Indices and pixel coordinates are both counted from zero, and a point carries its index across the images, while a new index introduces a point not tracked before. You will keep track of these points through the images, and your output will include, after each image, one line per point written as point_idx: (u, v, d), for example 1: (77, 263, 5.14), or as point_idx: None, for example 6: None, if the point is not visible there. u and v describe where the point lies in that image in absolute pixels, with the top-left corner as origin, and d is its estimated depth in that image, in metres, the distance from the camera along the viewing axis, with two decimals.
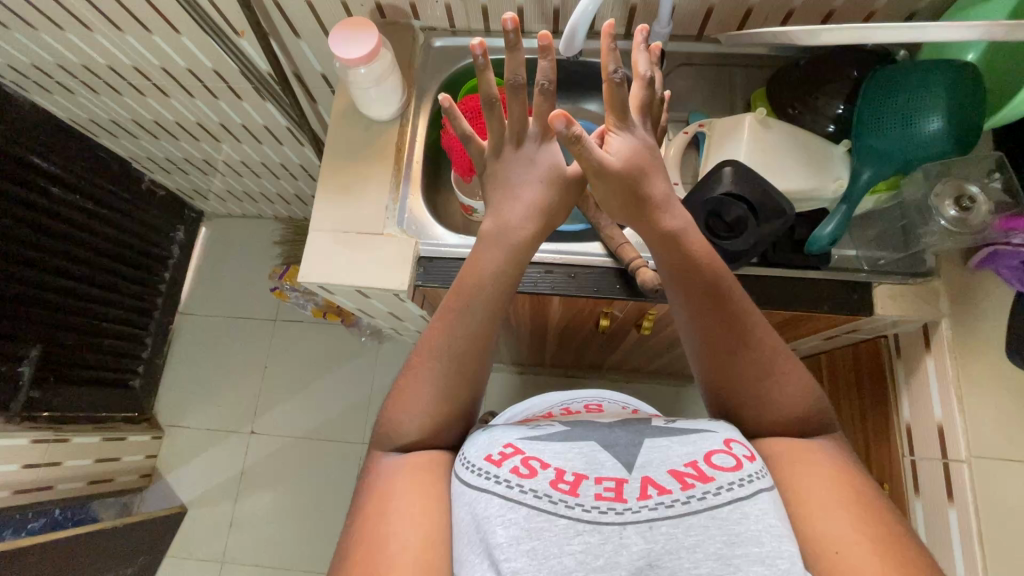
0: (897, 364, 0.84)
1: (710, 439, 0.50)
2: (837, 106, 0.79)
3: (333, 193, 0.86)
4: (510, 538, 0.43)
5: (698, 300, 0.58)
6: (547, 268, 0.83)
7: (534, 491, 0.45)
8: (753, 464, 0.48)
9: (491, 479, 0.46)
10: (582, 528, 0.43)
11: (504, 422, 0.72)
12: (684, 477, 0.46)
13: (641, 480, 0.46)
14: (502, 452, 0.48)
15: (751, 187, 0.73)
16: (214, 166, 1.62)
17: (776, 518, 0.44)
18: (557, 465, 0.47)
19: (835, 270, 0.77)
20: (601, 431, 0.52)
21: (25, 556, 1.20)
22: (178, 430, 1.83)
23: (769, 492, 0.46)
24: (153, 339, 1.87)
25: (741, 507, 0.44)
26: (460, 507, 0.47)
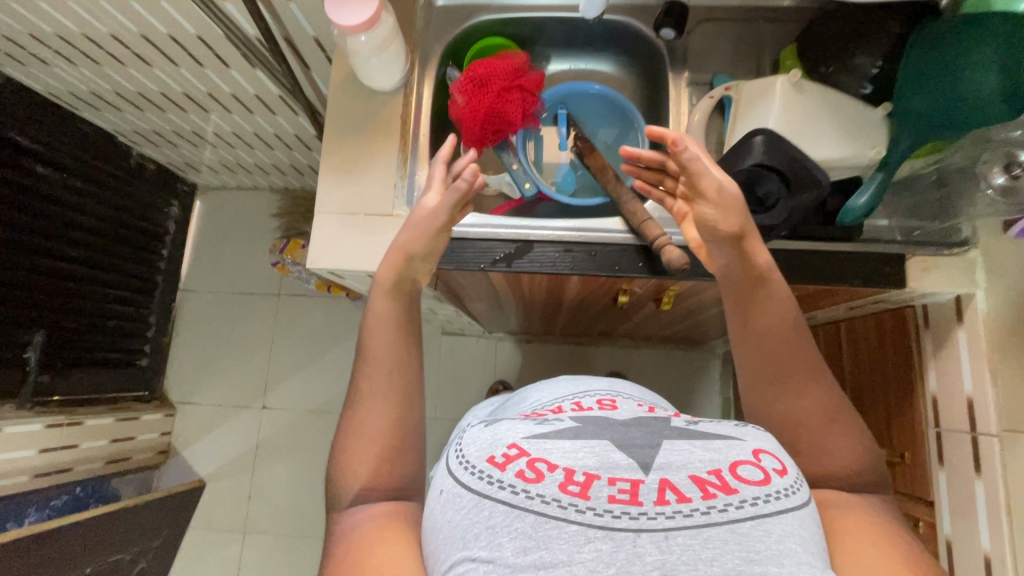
0: (925, 334, 0.83)
1: (736, 448, 0.48)
2: (873, 66, 0.73)
3: (338, 173, 0.81)
4: (517, 548, 0.42)
5: (776, 331, 0.62)
6: (566, 247, 0.80)
7: (542, 496, 0.43)
8: (782, 479, 0.46)
9: (495, 484, 0.45)
10: (594, 534, 0.41)
11: (525, 406, 0.71)
12: (706, 486, 0.44)
13: (659, 483, 0.44)
14: (506, 454, 0.46)
15: (781, 156, 0.68)
16: (204, 138, 1.54)
17: (797, 534, 0.43)
18: (566, 466, 0.45)
19: (864, 242, 0.74)
20: (617, 429, 0.50)
21: (53, 538, 1.22)
22: (190, 407, 1.84)
23: (792, 513, 0.44)
24: (157, 318, 1.84)
25: (763, 523, 0.42)
26: (459, 509, 0.46)
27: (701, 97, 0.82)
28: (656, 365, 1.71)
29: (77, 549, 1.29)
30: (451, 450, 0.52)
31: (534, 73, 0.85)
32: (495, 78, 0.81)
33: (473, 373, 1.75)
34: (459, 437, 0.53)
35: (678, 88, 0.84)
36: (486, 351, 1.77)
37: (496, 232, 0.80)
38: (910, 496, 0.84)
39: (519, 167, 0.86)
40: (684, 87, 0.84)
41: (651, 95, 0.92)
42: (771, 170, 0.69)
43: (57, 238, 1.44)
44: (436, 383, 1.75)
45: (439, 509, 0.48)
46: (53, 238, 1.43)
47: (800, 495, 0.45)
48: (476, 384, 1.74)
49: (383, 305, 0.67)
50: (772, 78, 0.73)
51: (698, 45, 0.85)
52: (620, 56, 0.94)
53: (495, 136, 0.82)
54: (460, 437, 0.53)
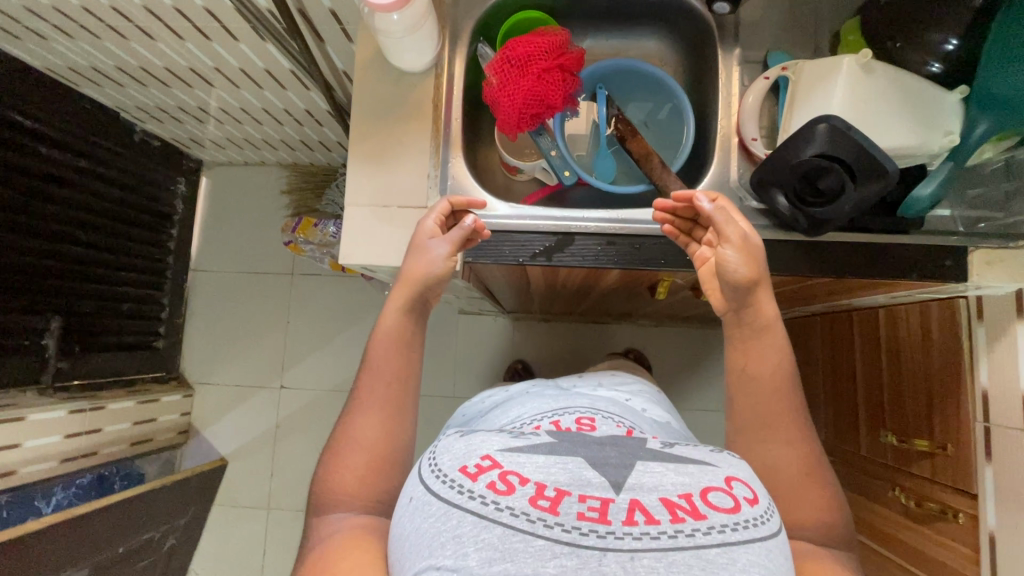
0: (977, 326, 0.79)
1: (709, 473, 0.46)
2: (948, 42, 0.66)
3: (366, 162, 0.77)
4: (482, 558, 0.40)
5: (775, 382, 0.66)
6: (609, 240, 0.76)
7: (511, 508, 0.42)
8: (753, 508, 0.44)
9: (465, 493, 0.43)
10: (560, 550, 0.40)
11: (525, 411, 0.72)
12: (676, 509, 0.42)
13: (628, 503, 0.42)
14: (479, 464, 0.45)
15: (847, 146, 0.64)
16: (210, 113, 1.48)
17: (768, 566, 0.41)
18: (538, 480, 0.44)
19: (927, 233, 0.71)
20: (591, 447, 0.48)
21: (85, 522, 1.24)
22: (207, 387, 1.84)
23: (764, 541, 0.42)
24: (170, 299, 1.82)
25: (729, 552, 0.41)
26: (426, 517, 0.44)
27: (753, 78, 0.77)
28: (676, 344, 1.70)
29: (107, 531, 1.31)
30: (422, 458, 0.50)
31: (574, 50, 0.79)
32: (540, 58, 0.76)
33: (489, 353, 1.74)
34: (432, 446, 0.51)
35: (731, 67, 0.78)
36: (503, 331, 1.75)
37: (535, 225, 0.77)
38: (951, 489, 0.84)
39: (557, 153, 0.81)
40: (737, 65, 0.78)
41: (697, 73, 0.86)
42: (835, 162, 0.65)
43: (67, 221, 1.41)
44: (453, 364, 1.74)
45: (405, 518, 0.47)
46: (61, 221, 1.39)
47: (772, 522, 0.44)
48: (494, 365, 1.73)
49: (398, 312, 0.70)
50: (838, 58, 0.68)
51: (751, 19, 0.78)
52: (664, 30, 0.88)
53: (532, 120, 0.77)
54: (433, 446, 0.51)
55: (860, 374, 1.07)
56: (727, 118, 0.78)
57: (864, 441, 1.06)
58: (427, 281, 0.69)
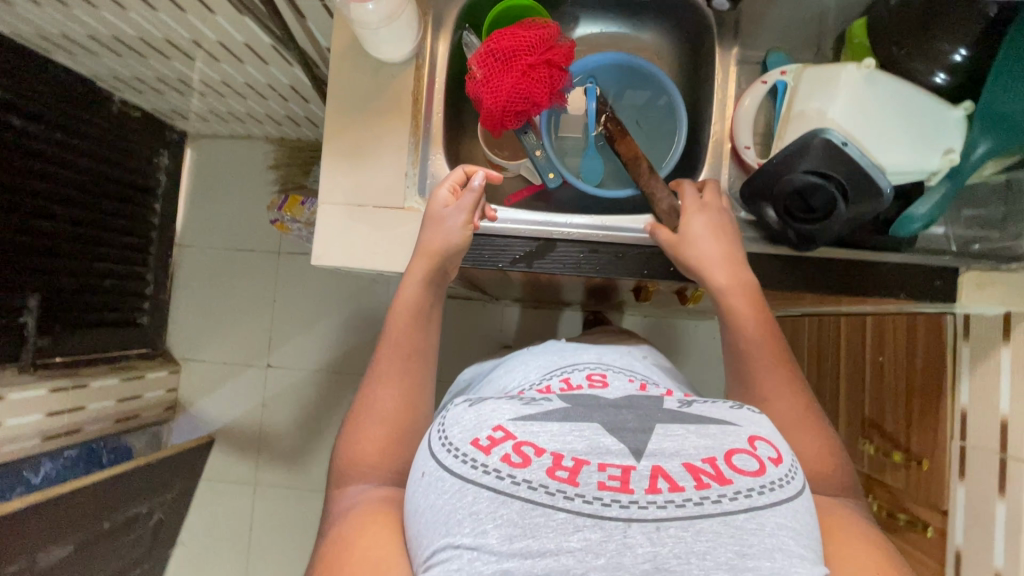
0: (962, 345, 0.77)
1: (731, 435, 0.46)
2: (957, 52, 0.62)
3: (342, 159, 0.73)
4: (502, 535, 0.40)
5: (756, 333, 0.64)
6: (592, 247, 0.73)
7: (528, 482, 0.41)
8: (777, 468, 0.44)
9: (479, 468, 0.42)
10: (582, 523, 0.39)
11: (529, 371, 0.71)
12: (700, 475, 0.42)
13: (651, 470, 0.42)
14: (491, 436, 0.44)
15: (842, 164, 0.62)
16: (191, 85, 1.42)
17: (795, 529, 0.41)
18: (554, 450, 0.43)
19: (917, 252, 0.69)
20: (605, 412, 0.48)
21: (70, 500, 1.24)
22: (194, 364, 1.83)
23: (789, 504, 0.42)
24: (154, 275, 1.79)
25: (758, 516, 0.41)
26: (441, 494, 0.43)
27: (751, 82, 0.73)
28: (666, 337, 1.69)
29: (92, 509, 1.32)
30: (431, 430, 0.49)
31: (564, 44, 0.75)
32: (529, 50, 0.72)
33: (482, 335, 1.69)
34: (440, 416, 0.50)
35: (727, 67, 0.75)
36: (495, 315, 1.73)
37: (515, 229, 0.74)
38: (922, 502, 0.84)
39: (542, 153, 0.78)
40: (734, 66, 0.74)
41: (692, 70, 0.81)
42: (826, 179, 0.63)
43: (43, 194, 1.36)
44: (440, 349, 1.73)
45: (420, 492, 0.45)
46: (36, 195, 1.35)
47: (796, 482, 0.44)
48: (481, 350, 1.72)
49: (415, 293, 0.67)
50: (840, 65, 0.65)
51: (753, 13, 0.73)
52: (660, 21, 0.83)
53: (515, 116, 0.73)
54: (440, 416, 0.50)
55: (841, 381, 1.06)
56: (720, 124, 0.75)
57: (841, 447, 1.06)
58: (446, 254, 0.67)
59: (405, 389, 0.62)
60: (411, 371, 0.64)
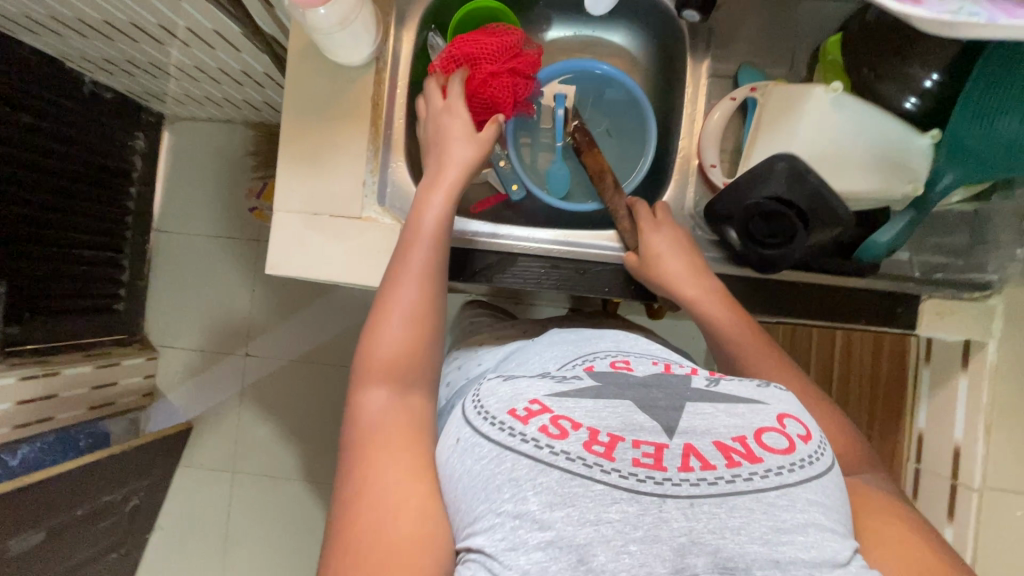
0: (923, 368, 0.77)
1: (760, 413, 0.42)
2: (927, 77, 0.61)
3: (298, 164, 0.71)
4: (542, 503, 0.37)
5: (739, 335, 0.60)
6: (553, 262, 0.72)
7: (566, 453, 0.38)
8: (807, 446, 0.41)
9: (517, 436, 0.39)
10: (619, 496, 0.36)
11: (543, 349, 0.65)
12: (731, 453, 0.39)
13: (682, 449, 0.39)
14: (529, 407, 0.41)
15: (805, 191, 0.60)
16: (165, 70, 1.23)
17: (827, 505, 0.38)
18: (591, 425, 0.40)
19: (879, 278, 0.68)
20: (637, 389, 0.44)
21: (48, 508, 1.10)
22: (173, 351, 1.67)
23: (825, 478, 0.39)
24: (130, 261, 1.62)
25: (790, 493, 0.38)
26: (478, 459, 0.40)
27: (719, 98, 0.71)
28: None
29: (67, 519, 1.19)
30: (465, 399, 0.46)
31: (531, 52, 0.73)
32: (495, 57, 0.69)
33: None
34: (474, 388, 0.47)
35: (698, 80, 0.73)
36: None
37: (477, 241, 0.72)
38: None
39: (507, 163, 0.78)
40: (705, 79, 0.73)
41: (665, 79, 0.79)
42: (787, 204, 0.61)
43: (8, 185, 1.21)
44: None
45: (454, 457, 0.42)
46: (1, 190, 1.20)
47: (829, 458, 0.41)
48: None
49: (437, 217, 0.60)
50: (809, 86, 0.63)
51: (727, 24, 0.71)
52: (634, 27, 0.80)
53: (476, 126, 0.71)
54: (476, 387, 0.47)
55: None
56: (689, 138, 0.73)
57: None
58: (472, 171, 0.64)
59: (429, 298, 0.56)
60: (430, 278, 0.57)
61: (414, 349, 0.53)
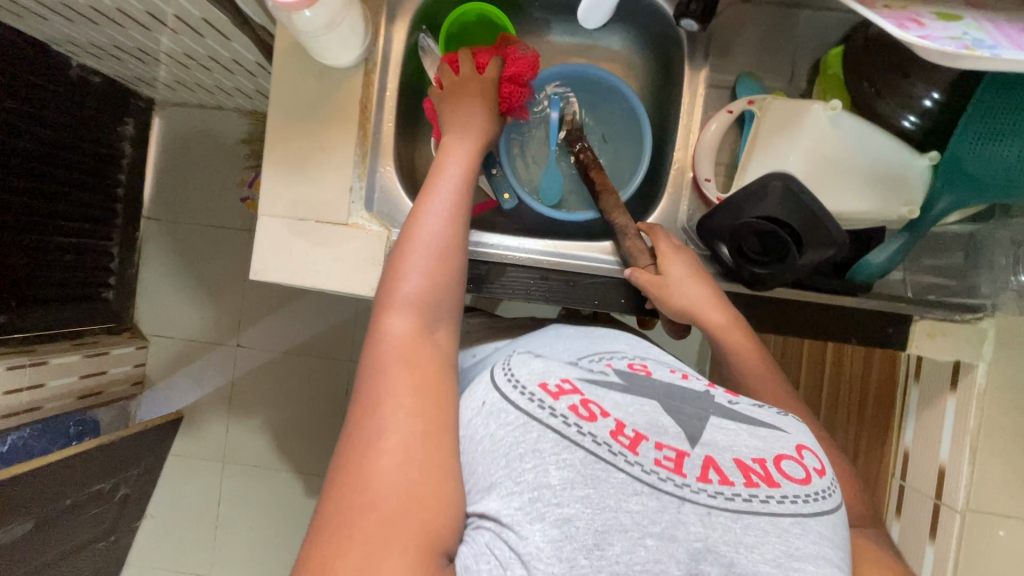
0: (912, 386, 0.77)
1: (781, 440, 0.42)
2: (927, 96, 0.60)
3: (284, 168, 0.69)
4: (563, 480, 0.36)
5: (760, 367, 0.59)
6: (544, 274, 0.71)
7: (594, 436, 0.38)
8: (823, 480, 0.41)
9: (546, 410, 0.39)
10: (640, 489, 0.36)
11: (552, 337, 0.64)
12: (750, 473, 0.39)
13: (703, 459, 0.39)
14: (560, 384, 0.41)
15: (798, 211, 0.59)
16: (156, 57, 1.14)
17: (834, 540, 0.38)
18: (619, 417, 0.40)
19: (874, 298, 0.67)
20: (667, 394, 0.44)
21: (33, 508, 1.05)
22: (164, 341, 1.59)
23: (833, 516, 0.39)
24: (120, 250, 1.53)
25: (804, 523, 0.38)
26: (502, 426, 0.39)
27: (715, 109, 0.70)
28: None
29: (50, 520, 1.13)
30: (493, 368, 0.45)
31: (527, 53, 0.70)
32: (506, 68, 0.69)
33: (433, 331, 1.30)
34: (504, 358, 0.46)
35: (695, 90, 0.71)
36: None
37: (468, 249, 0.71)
38: None
39: (499, 172, 0.76)
40: (702, 89, 0.71)
41: (662, 86, 0.78)
42: (780, 224, 0.60)
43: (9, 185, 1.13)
44: None
45: (476, 421, 0.41)
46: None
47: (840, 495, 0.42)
48: None
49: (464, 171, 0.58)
50: (806, 102, 0.61)
51: (727, 32, 0.69)
52: (630, 31, 0.78)
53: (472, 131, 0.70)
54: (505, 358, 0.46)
55: None
56: (684, 150, 0.72)
57: None
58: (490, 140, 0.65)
59: (459, 242, 0.53)
60: (460, 222, 0.54)
61: (442, 286, 0.50)
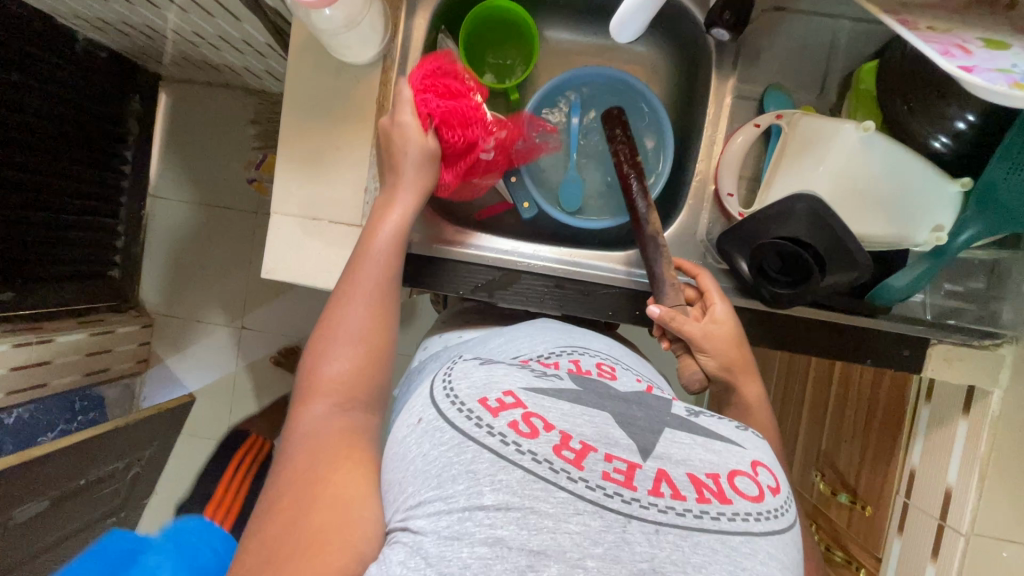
0: (923, 407, 0.76)
1: (737, 455, 0.41)
2: (961, 117, 0.58)
3: (298, 166, 0.68)
4: (498, 501, 0.34)
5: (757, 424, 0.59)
6: (557, 284, 0.70)
7: (533, 454, 0.36)
8: (775, 498, 0.39)
9: (484, 428, 0.37)
10: (582, 507, 0.34)
11: (530, 335, 0.63)
12: (702, 488, 0.37)
13: (656, 472, 0.37)
14: (501, 399, 0.39)
15: (821, 234, 0.58)
16: (162, 32, 1.10)
17: (784, 561, 0.36)
18: (564, 429, 0.38)
19: (892, 321, 0.66)
20: (617, 403, 0.43)
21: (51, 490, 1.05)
22: (169, 320, 1.58)
23: (784, 535, 0.38)
24: (126, 228, 1.50)
25: (753, 542, 0.36)
26: (437, 445, 0.38)
27: (741, 123, 0.68)
28: None
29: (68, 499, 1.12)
30: (434, 380, 0.44)
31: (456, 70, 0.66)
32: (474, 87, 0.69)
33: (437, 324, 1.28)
34: (446, 368, 0.45)
35: (722, 99, 0.69)
36: None
37: (480, 255, 0.70)
38: (860, 543, 0.86)
39: (517, 180, 0.76)
40: (729, 98, 0.68)
41: (686, 92, 0.76)
42: (802, 245, 0.59)
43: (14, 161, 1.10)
44: None
45: (411, 440, 0.40)
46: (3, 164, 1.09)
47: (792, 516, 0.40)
48: None
49: (391, 242, 0.59)
50: (840, 121, 0.60)
51: (757, 41, 0.67)
52: (656, 35, 0.76)
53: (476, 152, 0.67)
54: (448, 368, 0.45)
55: (806, 413, 1.04)
56: (707, 161, 0.70)
57: (796, 469, 1.05)
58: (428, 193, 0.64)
59: (381, 330, 0.56)
60: (384, 303, 0.57)
61: (361, 375, 0.53)
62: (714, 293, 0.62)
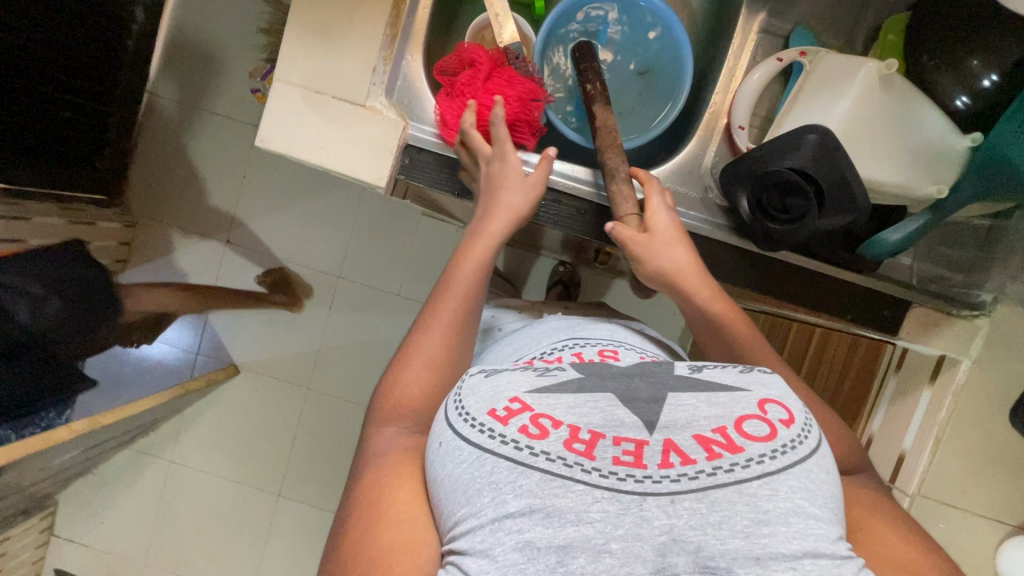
0: (891, 375, 0.78)
1: (742, 401, 0.38)
2: (986, 76, 0.58)
3: (311, 38, 0.66)
4: (522, 507, 0.33)
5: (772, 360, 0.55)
6: (557, 197, 0.69)
7: (547, 454, 0.34)
8: (790, 431, 0.36)
9: (495, 439, 0.35)
10: (600, 496, 0.33)
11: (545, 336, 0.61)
12: (711, 445, 0.35)
13: (662, 444, 0.35)
14: (508, 406, 0.36)
15: (827, 167, 0.57)
16: None
17: (812, 492, 0.34)
18: (572, 422, 0.36)
19: (883, 279, 0.66)
20: (619, 379, 0.40)
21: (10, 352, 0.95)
22: (155, 226, 1.40)
23: (813, 461, 0.35)
24: (118, 121, 1.33)
25: (773, 482, 0.34)
26: (458, 464, 0.36)
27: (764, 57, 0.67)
28: None
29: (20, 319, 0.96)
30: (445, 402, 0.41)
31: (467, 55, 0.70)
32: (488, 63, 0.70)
33: None
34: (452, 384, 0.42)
35: (747, 34, 0.68)
36: None
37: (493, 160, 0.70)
38: None
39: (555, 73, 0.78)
40: (754, 34, 0.68)
41: (714, 30, 0.75)
42: (809, 180, 0.58)
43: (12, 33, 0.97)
44: None
45: (433, 461, 0.38)
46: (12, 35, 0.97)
47: (816, 439, 0.37)
48: None
49: (473, 278, 0.57)
50: (862, 60, 0.59)
51: None
52: None
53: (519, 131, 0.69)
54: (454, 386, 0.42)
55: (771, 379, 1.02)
56: (723, 95, 0.69)
57: None
58: (520, 223, 0.63)
59: (457, 351, 0.54)
60: (464, 330, 0.55)
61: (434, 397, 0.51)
62: (657, 206, 0.59)
